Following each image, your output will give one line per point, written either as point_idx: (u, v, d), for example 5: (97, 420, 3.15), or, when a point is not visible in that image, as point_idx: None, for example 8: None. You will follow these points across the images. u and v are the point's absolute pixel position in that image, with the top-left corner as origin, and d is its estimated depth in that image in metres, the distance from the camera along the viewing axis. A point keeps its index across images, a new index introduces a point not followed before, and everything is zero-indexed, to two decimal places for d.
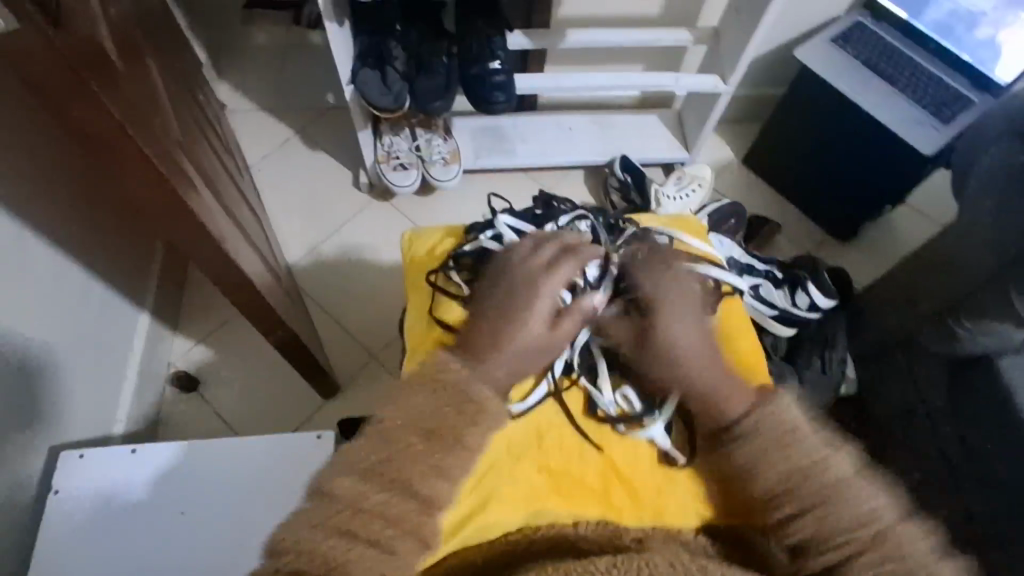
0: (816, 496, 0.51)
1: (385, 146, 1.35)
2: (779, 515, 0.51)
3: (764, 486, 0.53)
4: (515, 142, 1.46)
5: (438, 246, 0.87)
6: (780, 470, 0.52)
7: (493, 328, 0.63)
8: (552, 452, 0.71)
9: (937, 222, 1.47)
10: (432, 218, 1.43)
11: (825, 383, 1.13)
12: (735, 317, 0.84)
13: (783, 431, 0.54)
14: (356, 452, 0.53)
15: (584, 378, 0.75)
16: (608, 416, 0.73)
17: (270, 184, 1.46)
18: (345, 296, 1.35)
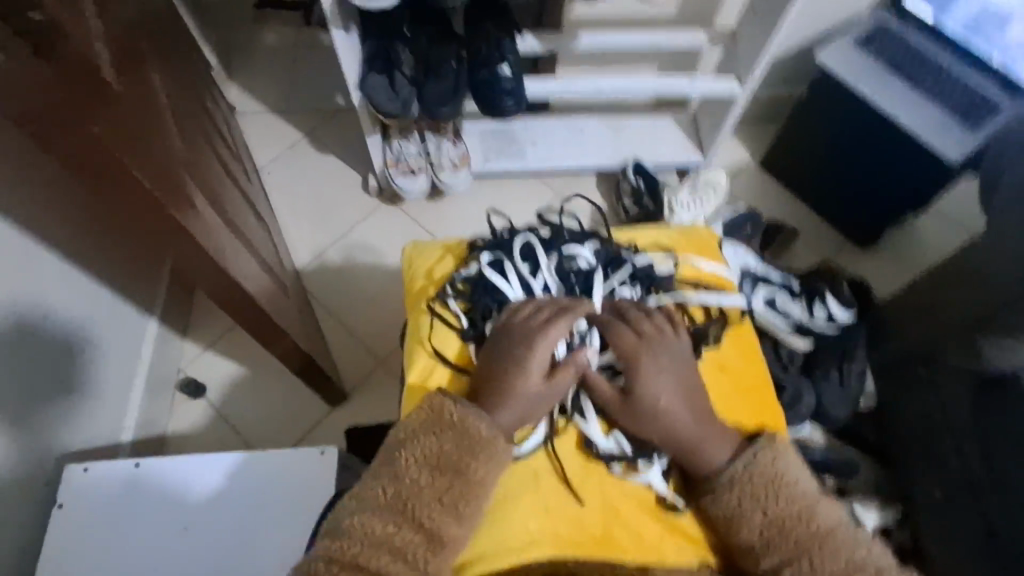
0: (806, 544, 0.60)
1: (394, 151, 1.34)
2: (771, 564, 0.61)
3: (758, 538, 0.62)
4: (525, 146, 1.43)
5: (437, 269, 0.87)
6: (758, 521, 0.62)
7: (495, 378, 0.68)
8: (550, 493, 0.67)
9: (961, 228, 1.42)
10: (441, 221, 1.42)
11: (841, 397, 1.10)
12: (743, 336, 0.83)
13: (773, 485, 0.64)
14: (361, 503, 0.59)
15: (577, 416, 0.71)
16: (602, 456, 0.69)
17: (279, 187, 1.45)
18: (354, 301, 1.34)
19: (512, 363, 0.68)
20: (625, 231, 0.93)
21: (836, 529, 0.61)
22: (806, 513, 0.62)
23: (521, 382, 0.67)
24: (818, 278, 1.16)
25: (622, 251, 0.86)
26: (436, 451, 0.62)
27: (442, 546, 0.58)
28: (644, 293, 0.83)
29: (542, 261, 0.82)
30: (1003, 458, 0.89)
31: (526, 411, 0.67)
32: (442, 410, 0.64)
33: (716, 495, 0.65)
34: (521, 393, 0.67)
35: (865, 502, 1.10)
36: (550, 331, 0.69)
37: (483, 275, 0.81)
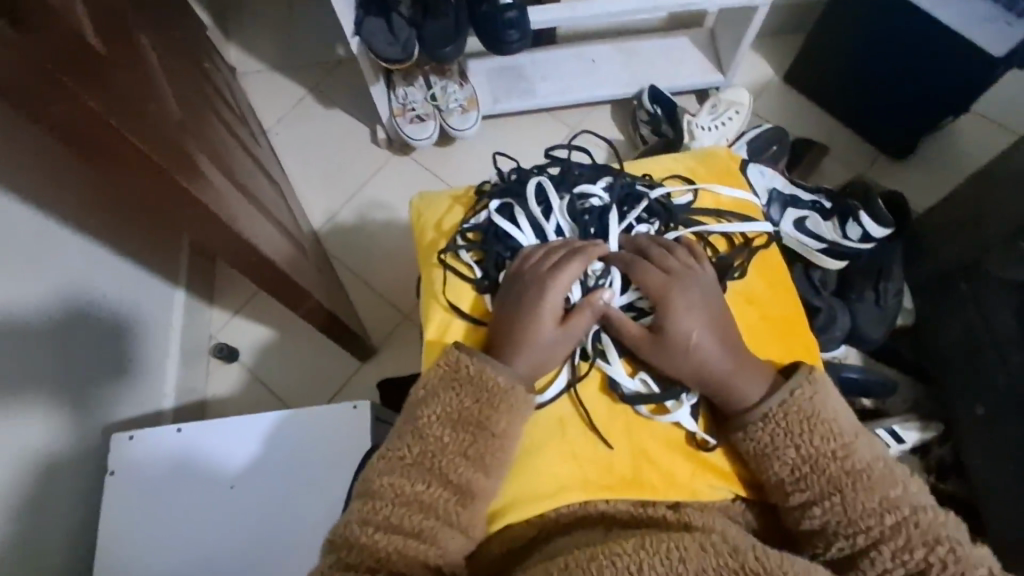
0: (839, 482, 0.59)
1: (400, 98, 1.29)
2: (800, 500, 0.61)
3: (789, 475, 0.62)
4: (534, 82, 1.37)
5: (445, 219, 0.85)
6: (789, 459, 0.62)
7: (510, 327, 0.68)
8: (577, 437, 0.68)
9: (1006, 129, 1.33)
10: (455, 168, 1.39)
11: (877, 316, 1.07)
12: (770, 268, 0.81)
13: (808, 421, 0.62)
14: (393, 467, 0.62)
15: (599, 360, 0.71)
16: (626, 398, 0.69)
17: (289, 148, 1.43)
18: (374, 256, 1.34)
19: (526, 309, 0.68)
20: (638, 163, 0.90)
21: (872, 465, 0.60)
22: (842, 450, 0.61)
23: (536, 330, 0.67)
24: (851, 191, 1.08)
25: (637, 185, 0.83)
26: (455, 406, 0.64)
27: (472, 496, 0.62)
28: (663, 226, 0.80)
29: (555, 202, 0.79)
30: None
31: (543, 356, 0.68)
32: (458, 364, 0.66)
33: (748, 432, 0.64)
34: (536, 340, 0.67)
35: (904, 420, 1.09)
36: (561, 274, 0.69)
37: (493, 222, 0.79)
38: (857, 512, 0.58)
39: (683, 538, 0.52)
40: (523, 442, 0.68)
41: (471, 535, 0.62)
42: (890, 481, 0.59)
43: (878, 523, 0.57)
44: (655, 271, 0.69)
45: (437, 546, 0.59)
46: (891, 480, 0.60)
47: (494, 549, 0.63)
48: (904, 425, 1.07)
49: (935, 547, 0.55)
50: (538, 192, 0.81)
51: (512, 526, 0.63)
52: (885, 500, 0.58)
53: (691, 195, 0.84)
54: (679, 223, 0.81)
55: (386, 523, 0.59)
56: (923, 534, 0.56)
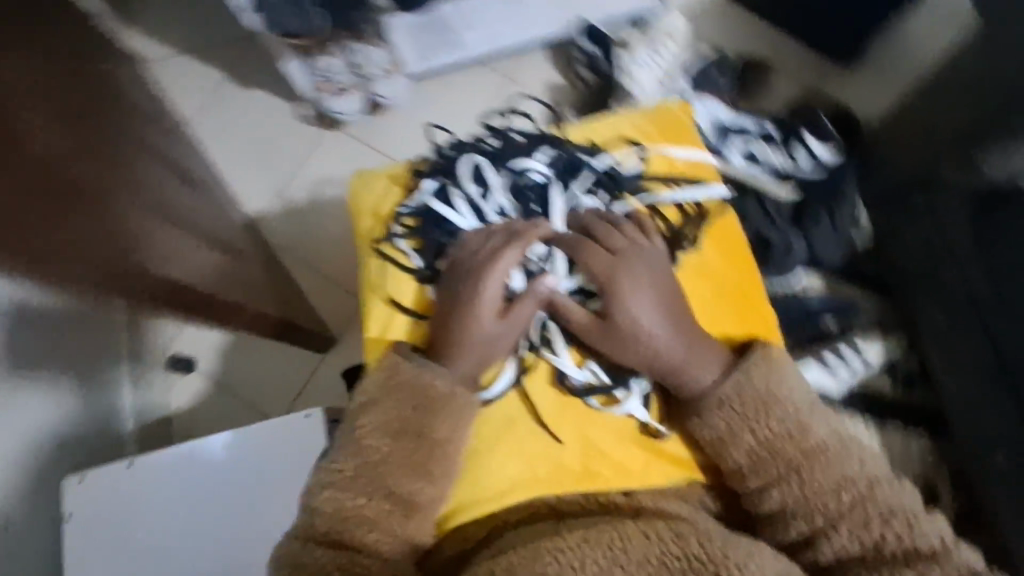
0: (796, 462, 0.62)
1: (321, 71, 1.17)
2: (758, 484, 0.63)
3: (747, 459, 0.64)
4: (461, 33, 1.28)
5: (382, 203, 0.78)
6: (745, 446, 0.64)
7: (447, 326, 0.67)
8: (527, 434, 0.67)
9: None
10: (391, 137, 1.31)
11: (836, 239, 1.05)
12: (726, 236, 0.76)
13: (763, 404, 0.64)
14: (341, 486, 0.62)
15: (545, 351, 0.69)
16: (574, 390, 0.68)
17: (212, 136, 1.34)
18: (320, 243, 1.28)
19: (464, 304, 0.66)
20: (581, 124, 0.83)
21: (827, 444, 0.63)
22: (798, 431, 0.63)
23: (474, 326, 0.66)
24: (800, 120, 1.10)
25: (578, 152, 0.79)
26: (395, 415, 0.64)
27: (416, 506, 0.62)
28: (610, 197, 0.77)
29: (493, 181, 0.76)
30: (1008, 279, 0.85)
31: (483, 353, 0.66)
32: (395, 370, 0.66)
33: (703, 418, 0.65)
34: (473, 340, 0.66)
35: (863, 336, 1.10)
36: (500, 262, 0.67)
37: (430, 207, 0.76)
38: (814, 492, 0.61)
39: (626, 526, 0.55)
40: (476, 439, 0.68)
41: (419, 543, 0.62)
42: (846, 462, 0.62)
43: (834, 501, 0.61)
44: (603, 256, 0.67)
45: (387, 557, 0.59)
46: (846, 461, 0.62)
47: (446, 553, 0.64)
48: (864, 340, 1.10)
49: (890, 521, 0.59)
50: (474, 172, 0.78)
51: (467, 526, 0.65)
52: (841, 478, 0.61)
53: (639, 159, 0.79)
54: (623, 193, 0.77)
55: (326, 537, 0.60)
56: (878, 509, 0.60)
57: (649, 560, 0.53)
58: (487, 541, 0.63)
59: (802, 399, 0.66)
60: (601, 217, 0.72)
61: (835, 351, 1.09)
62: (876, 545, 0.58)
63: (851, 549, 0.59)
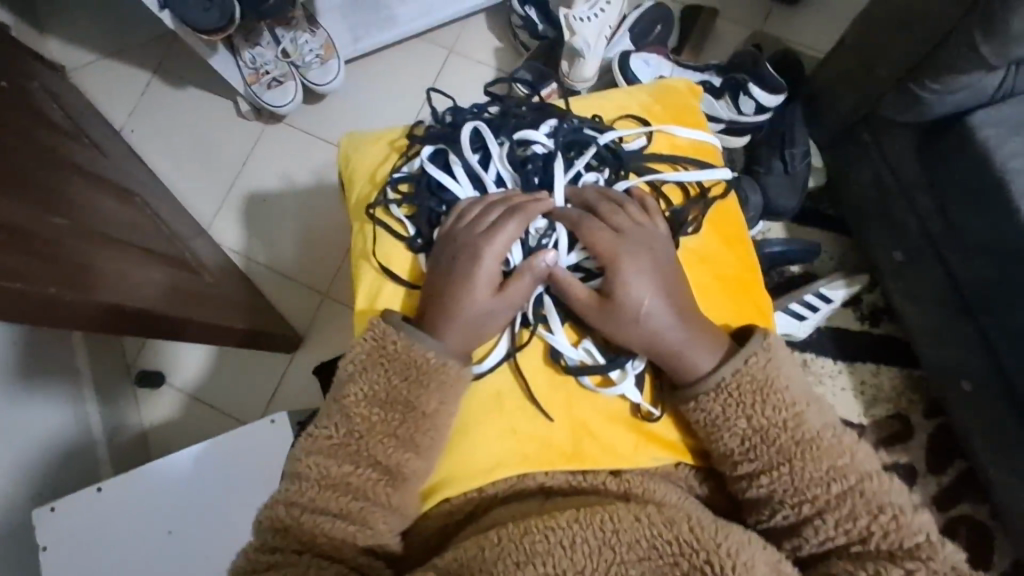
0: (787, 450, 0.59)
1: (250, 63, 1.15)
2: (749, 470, 0.61)
3: (740, 446, 0.61)
4: (392, 6, 1.22)
5: (378, 169, 0.79)
6: (740, 431, 0.61)
7: (436, 301, 0.64)
8: (515, 413, 0.67)
9: None
10: (336, 125, 1.28)
11: (787, 184, 1.06)
12: (727, 222, 0.76)
13: (757, 391, 0.61)
14: (325, 451, 0.61)
15: (540, 329, 0.68)
16: (569, 368, 0.67)
17: (150, 142, 1.30)
18: (277, 240, 1.25)
19: (456, 281, 0.64)
20: (586, 101, 0.82)
21: (821, 434, 0.60)
22: (793, 420, 0.60)
23: (466, 299, 0.63)
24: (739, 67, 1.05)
25: (585, 127, 0.76)
26: (382, 386, 0.62)
27: (401, 478, 0.61)
28: (614, 172, 0.75)
29: (493, 151, 0.73)
30: (958, 209, 0.86)
31: (470, 333, 0.64)
32: (385, 339, 0.63)
33: (699, 403, 0.63)
34: (461, 317, 0.63)
35: (829, 280, 1.09)
36: (497, 237, 0.64)
37: (426, 172, 0.73)
38: (806, 482, 0.58)
39: (617, 509, 0.54)
40: (467, 413, 0.67)
41: (405, 513, 0.61)
42: (842, 454, 0.59)
43: (824, 492, 0.58)
44: (606, 230, 0.64)
45: (370, 527, 0.58)
46: (842, 453, 0.59)
47: (427, 525, 0.63)
48: (830, 285, 1.07)
49: (878, 515, 0.56)
50: (475, 138, 0.75)
51: (449, 498, 0.64)
52: (833, 470, 0.58)
53: (646, 140, 0.78)
54: (626, 168, 0.75)
55: (309, 504, 0.59)
56: (866, 502, 0.57)
57: (640, 541, 0.52)
58: (472, 518, 0.62)
59: (800, 387, 0.63)
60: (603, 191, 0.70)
61: (801, 299, 1.07)
62: (861, 538, 0.56)
63: (835, 543, 0.57)
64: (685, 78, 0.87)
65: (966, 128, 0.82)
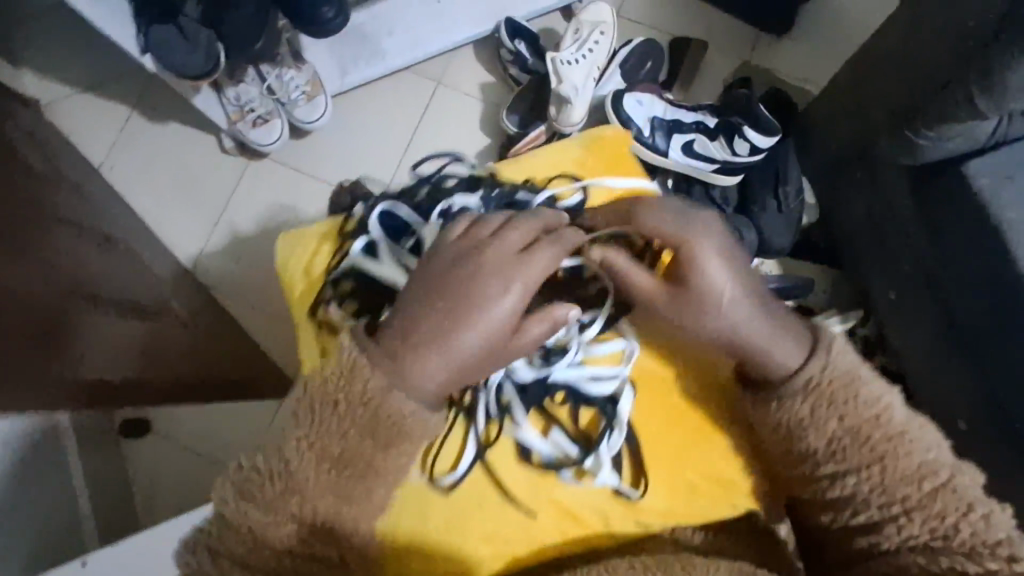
0: (876, 445, 0.54)
1: (233, 101, 1.13)
2: (832, 471, 0.56)
3: (829, 445, 0.56)
4: (379, 39, 1.20)
5: (314, 269, 0.76)
6: (830, 431, 0.56)
7: (426, 321, 0.56)
8: (496, 511, 0.65)
9: None
10: (322, 159, 1.25)
11: (782, 223, 1.03)
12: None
13: (847, 387, 0.56)
14: None
15: (506, 425, 0.66)
16: (544, 462, 0.65)
17: (130, 179, 1.26)
18: (263, 278, 1.22)
19: (472, 297, 0.56)
20: (516, 167, 0.81)
21: (908, 428, 0.54)
22: (884, 414, 0.55)
23: (467, 329, 0.56)
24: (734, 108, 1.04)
25: (519, 194, 0.75)
26: (337, 441, 0.55)
27: (347, 535, 0.57)
28: None
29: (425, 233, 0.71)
30: (952, 253, 0.85)
31: (456, 366, 0.56)
32: (355, 370, 0.55)
33: (782, 403, 0.58)
34: (453, 348, 0.55)
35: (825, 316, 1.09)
36: (532, 264, 0.58)
37: (361, 267, 0.71)
38: (895, 482, 0.53)
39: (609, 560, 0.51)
40: (446, 510, 0.65)
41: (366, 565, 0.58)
42: (932, 448, 0.54)
43: (914, 490, 0.52)
44: (672, 214, 0.59)
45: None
46: (933, 448, 0.54)
47: None
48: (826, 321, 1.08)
49: (968, 513, 0.51)
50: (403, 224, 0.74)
51: None
52: (917, 470, 0.53)
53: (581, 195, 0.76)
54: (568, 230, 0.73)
55: (237, 554, 0.53)
56: (957, 499, 0.51)
57: None
58: None
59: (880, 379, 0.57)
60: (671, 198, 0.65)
61: None
62: (946, 536, 0.51)
63: (914, 548, 0.51)
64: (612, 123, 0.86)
65: (960, 176, 0.81)
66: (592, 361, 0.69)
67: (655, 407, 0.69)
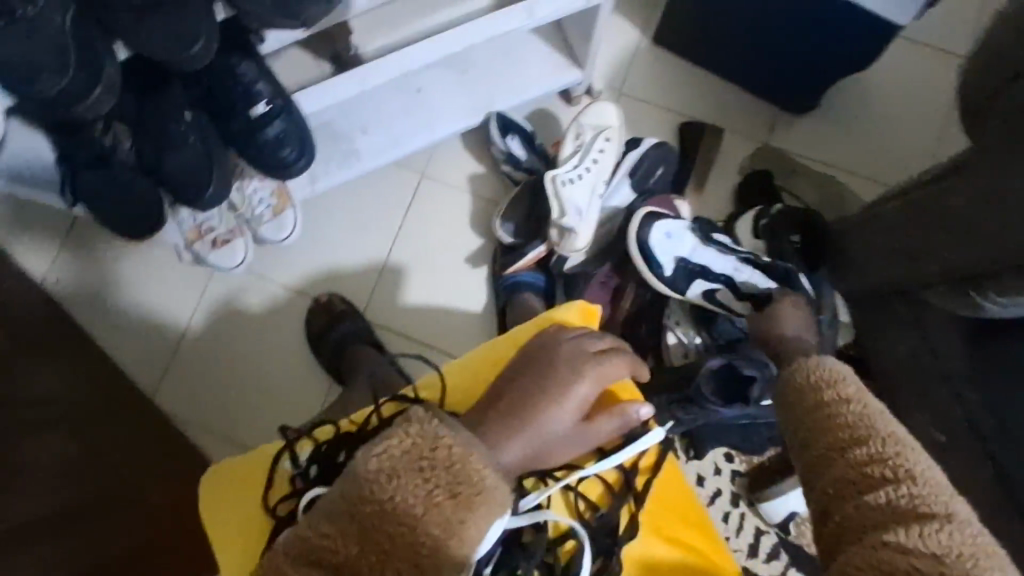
0: (832, 403, 0.57)
1: (191, 219, 1.00)
2: (796, 415, 0.59)
3: (798, 408, 0.60)
4: (354, 137, 1.06)
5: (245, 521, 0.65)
6: (802, 381, 0.61)
7: (504, 401, 0.60)
8: None
9: (938, 55, 1.15)
10: (294, 271, 1.11)
11: None
12: (673, 507, 0.64)
13: (822, 367, 0.61)
14: None
15: None
16: None
17: (77, 293, 1.10)
18: (228, 406, 1.08)
19: (543, 384, 0.61)
20: (462, 379, 0.68)
21: (869, 404, 0.56)
22: (845, 385, 0.59)
23: (543, 417, 0.59)
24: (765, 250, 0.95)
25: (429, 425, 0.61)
26: (418, 506, 0.49)
27: None
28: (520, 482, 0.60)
29: None
30: None
31: (541, 445, 0.58)
32: (436, 440, 0.52)
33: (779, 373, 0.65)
34: (533, 429, 0.58)
35: None
36: (606, 364, 0.63)
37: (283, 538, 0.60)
38: (836, 425, 0.55)
39: None
40: None
41: None
42: (888, 425, 0.54)
43: (852, 437, 0.54)
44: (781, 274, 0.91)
45: None
46: (890, 428, 0.54)
47: None
48: None
49: (906, 482, 0.49)
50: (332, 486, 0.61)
51: None
52: (865, 424, 0.54)
53: None
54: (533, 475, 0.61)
55: None
56: (900, 468, 0.50)
57: None
58: None
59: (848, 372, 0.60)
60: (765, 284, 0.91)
61: None
62: (874, 487, 0.50)
63: (852, 482, 0.51)
64: (576, 306, 0.71)
65: None
66: None
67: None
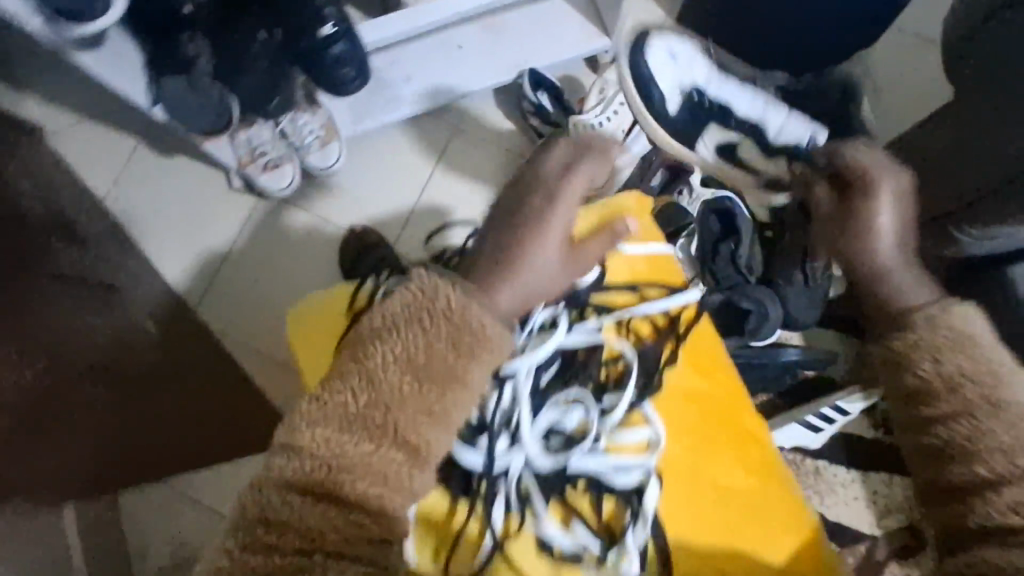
0: (969, 409, 0.54)
1: (245, 144, 1.09)
2: (927, 412, 0.56)
3: (924, 402, 0.56)
4: (397, 85, 1.16)
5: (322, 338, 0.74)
6: (937, 371, 0.55)
7: (496, 245, 0.60)
8: None
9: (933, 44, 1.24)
10: (333, 203, 1.20)
11: (807, 299, 1.01)
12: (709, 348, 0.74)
13: (945, 349, 0.56)
14: None
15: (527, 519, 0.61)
16: (563, 555, 0.60)
17: (131, 212, 1.20)
18: (266, 321, 1.17)
19: (523, 225, 0.60)
20: None
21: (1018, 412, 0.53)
22: (988, 387, 0.54)
23: (533, 252, 0.59)
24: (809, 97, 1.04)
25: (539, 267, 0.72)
26: (421, 350, 0.55)
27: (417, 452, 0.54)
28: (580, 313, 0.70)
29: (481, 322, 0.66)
30: None
31: (536, 285, 0.60)
32: (434, 294, 0.56)
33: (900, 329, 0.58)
34: (522, 278, 0.59)
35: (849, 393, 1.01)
36: (576, 180, 0.61)
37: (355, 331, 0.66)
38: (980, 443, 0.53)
39: None
40: None
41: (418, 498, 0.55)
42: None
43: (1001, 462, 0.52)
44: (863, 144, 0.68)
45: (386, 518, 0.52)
46: None
47: None
48: (849, 398, 1.01)
49: None
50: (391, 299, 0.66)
51: None
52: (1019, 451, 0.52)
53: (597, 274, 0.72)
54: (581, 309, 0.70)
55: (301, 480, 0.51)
56: None
57: None
58: None
59: (992, 363, 0.55)
60: (842, 163, 0.66)
61: (816, 411, 1.02)
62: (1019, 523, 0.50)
63: (997, 513, 0.51)
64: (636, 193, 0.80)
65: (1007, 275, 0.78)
66: (617, 448, 0.64)
67: (682, 497, 0.65)
